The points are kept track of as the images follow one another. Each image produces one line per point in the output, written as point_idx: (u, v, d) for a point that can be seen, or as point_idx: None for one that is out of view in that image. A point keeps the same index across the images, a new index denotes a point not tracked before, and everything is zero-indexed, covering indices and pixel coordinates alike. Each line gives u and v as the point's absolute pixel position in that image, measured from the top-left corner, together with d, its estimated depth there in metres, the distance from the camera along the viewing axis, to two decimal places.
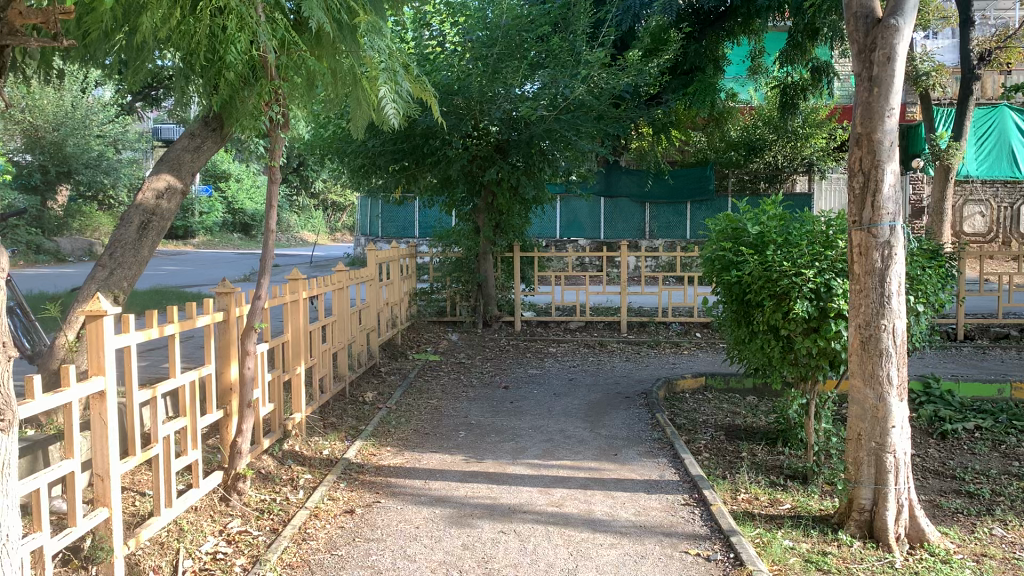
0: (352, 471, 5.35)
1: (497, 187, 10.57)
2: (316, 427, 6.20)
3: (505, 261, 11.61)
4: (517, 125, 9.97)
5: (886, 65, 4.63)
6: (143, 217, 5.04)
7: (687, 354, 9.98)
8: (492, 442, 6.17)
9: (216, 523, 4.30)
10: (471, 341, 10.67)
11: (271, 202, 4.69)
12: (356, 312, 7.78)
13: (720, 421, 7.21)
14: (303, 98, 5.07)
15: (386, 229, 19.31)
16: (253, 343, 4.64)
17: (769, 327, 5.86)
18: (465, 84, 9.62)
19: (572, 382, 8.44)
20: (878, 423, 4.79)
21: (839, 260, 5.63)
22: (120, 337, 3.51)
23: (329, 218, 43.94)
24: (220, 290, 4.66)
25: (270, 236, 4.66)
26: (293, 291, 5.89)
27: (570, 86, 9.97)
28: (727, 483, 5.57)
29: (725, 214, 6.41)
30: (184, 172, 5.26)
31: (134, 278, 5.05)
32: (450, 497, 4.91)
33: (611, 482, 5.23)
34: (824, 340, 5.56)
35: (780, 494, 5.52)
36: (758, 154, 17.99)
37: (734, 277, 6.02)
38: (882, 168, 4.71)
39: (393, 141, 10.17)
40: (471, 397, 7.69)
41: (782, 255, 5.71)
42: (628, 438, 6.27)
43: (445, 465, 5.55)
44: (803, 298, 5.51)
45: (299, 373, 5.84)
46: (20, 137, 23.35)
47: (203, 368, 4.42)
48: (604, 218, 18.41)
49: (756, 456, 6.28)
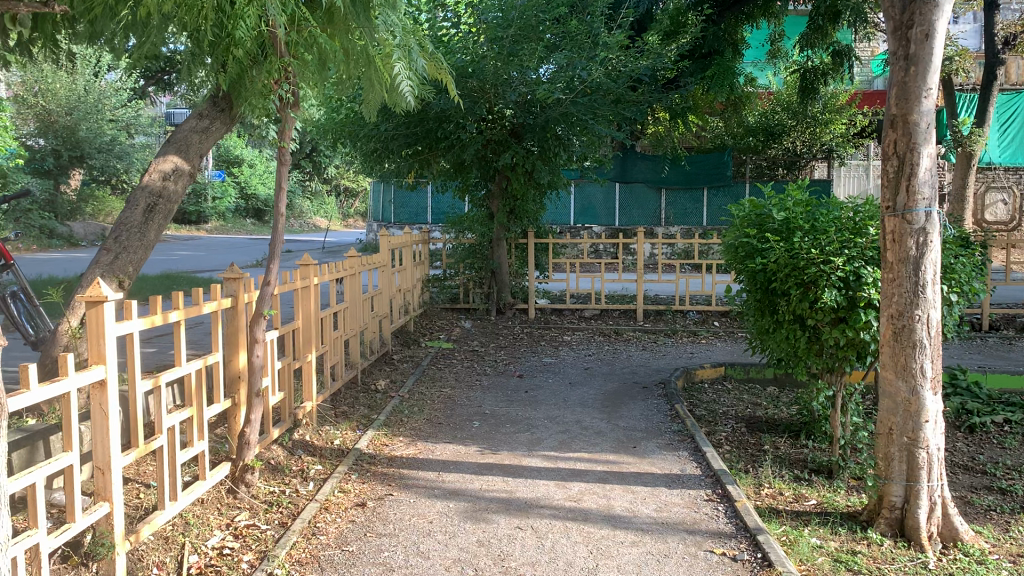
0: (364, 462, 5.20)
1: (511, 172, 10.34)
2: (327, 416, 6.06)
3: (519, 247, 11.44)
4: (533, 108, 9.79)
5: (924, 43, 4.40)
6: (149, 200, 4.88)
7: (705, 343, 9.77)
8: (506, 433, 6.01)
9: (223, 516, 4.16)
10: (484, 329, 10.51)
11: (281, 182, 4.51)
12: (368, 298, 7.61)
13: (741, 412, 7.03)
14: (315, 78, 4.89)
15: (399, 215, 19.22)
16: (262, 330, 4.46)
17: (795, 316, 5.67)
18: (479, 67, 9.40)
19: (588, 371, 8.27)
20: (910, 417, 4.59)
21: (870, 247, 5.42)
22: (122, 324, 3.35)
23: (342, 204, 43.87)
24: (228, 275, 4.49)
25: (279, 219, 4.47)
26: (303, 277, 5.72)
27: (587, 69, 9.77)
28: (750, 478, 5.40)
29: (748, 201, 6.21)
30: (192, 153, 5.08)
31: (140, 262, 4.89)
32: (465, 490, 4.75)
33: (630, 476, 5.06)
34: (853, 331, 5.36)
35: (805, 490, 5.35)
36: (778, 139, 17.88)
37: (759, 264, 5.81)
38: (918, 150, 4.49)
39: (406, 125, 9.99)
40: (485, 386, 7.53)
41: (810, 243, 5.51)
42: (647, 430, 6.09)
43: (459, 457, 5.39)
44: (832, 286, 5.31)
45: (310, 361, 5.69)
46: (33, 121, 23.39)
47: (209, 356, 4.25)
48: (619, 205, 18.20)
49: (779, 449, 6.11)
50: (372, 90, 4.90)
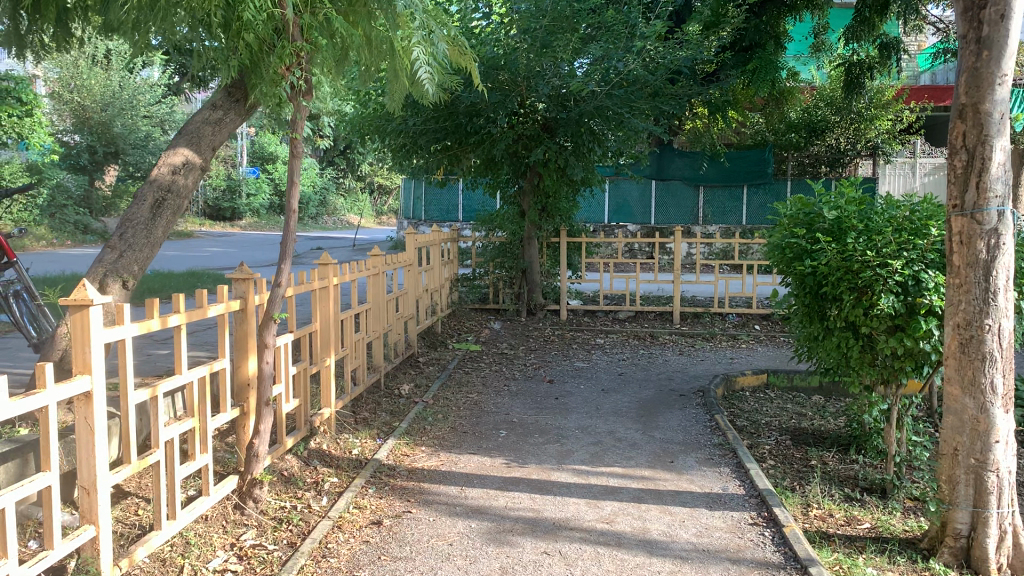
0: (383, 475, 4.89)
1: (543, 169, 10.01)
2: (347, 424, 5.77)
3: (552, 247, 11.09)
4: (567, 102, 9.44)
5: (1000, 24, 3.95)
6: (157, 194, 4.61)
7: (746, 348, 9.34)
8: (535, 443, 5.66)
9: (228, 535, 3.88)
10: (514, 330, 10.19)
11: (293, 177, 4.22)
12: (393, 299, 7.32)
13: (786, 424, 6.62)
14: (336, 69, 4.60)
15: (430, 212, 18.97)
16: (272, 335, 4.17)
17: (847, 323, 5.26)
18: (511, 59, 9.09)
19: (622, 377, 7.89)
20: (978, 437, 4.15)
21: (931, 250, 4.99)
22: (112, 330, 3.08)
23: (375, 202, 43.86)
24: (237, 276, 4.21)
25: (291, 216, 4.18)
26: (322, 277, 5.43)
27: (624, 60, 9.33)
28: (797, 497, 5.01)
29: (796, 198, 5.83)
30: (204, 147, 4.81)
31: (145, 261, 4.62)
32: (489, 509, 4.42)
33: (667, 495, 4.69)
34: (911, 340, 4.93)
35: (857, 511, 4.93)
36: (820, 136, 17.24)
37: (809, 267, 5.41)
38: (991, 143, 4.06)
39: (435, 119, 9.71)
40: (514, 391, 7.20)
41: (864, 244, 5.11)
42: (685, 443, 5.71)
43: (484, 470, 5.06)
44: (889, 292, 4.90)
45: (328, 365, 5.41)
46: (70, 118, 23.63)
47: (215, 362, 3.98)
48: (654, 202, 17.77)
49: (828, 465, 5.70)
50: (396, 80, 4.58)
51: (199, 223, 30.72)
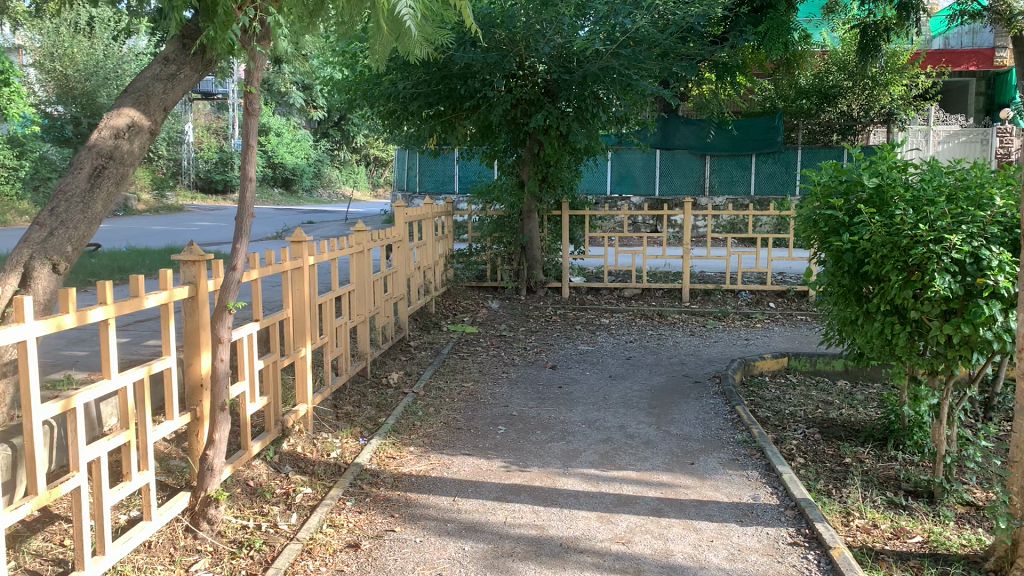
0: (364, 483, 4.27)
1: (544, 136, 9.31)
2: (327, 421, 5.14)
3: (553, 220, 10.45)
4: (571, 61, 8.70)
5: None
6: (96, 161, 3.95)
7: (761, 328, 8.73)
8: (537, 442, 5.04)
9: (175, 566, 3.27)
10: (513, 309, 9.57)
11: (249, 139, 3.57)
12: (380, 279, 6.68)
13: (812, 414, 6.01)
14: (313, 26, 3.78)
15: (424, 184, 18.30)
16: (227, 328, 3.53)
17: (891, 306, 4.64)
18: (510, 15, 8.36)
19: (630, 362, 7.28)
20: None
21: (992, 224, 4.33)
22: (4, 331, 2.43)
23: (371, 173, 43.12)
24: (186, 258, 3.55)
25: (248, 186, 3.54)
26: (295, 255, 4.78)
27: (631, 17, 8.56)
28: (835, 504, 4.41)
29: (832, 164, 5.18)
30: (153, 107, 4.14)
31: (81, 240, 3.94)
32: (484, 526, 3.80)
33: (690, 506, 4.08)
34: (970, 327, 4.27)
35: (905, 521, 4.32)
36: (831, 102, 16.57)
37: (848, 242, 4.77)
38: None
39: (426, 82, 8.98)
40: (513, 379, 6.58)
41: (914, 216, 4.45)
42: (705, 440, 5.10)
43: (480, 475, 4.45)
44: (944, 271, 4.25)
45: (303, 356, 4.77)
46: (53, 88, 22.92)
47: (157, 362, 3.33)
48: (658, 172, 17.07)
49: (865, 464, 5.08)
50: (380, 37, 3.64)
51: (191, 196, 29.96)
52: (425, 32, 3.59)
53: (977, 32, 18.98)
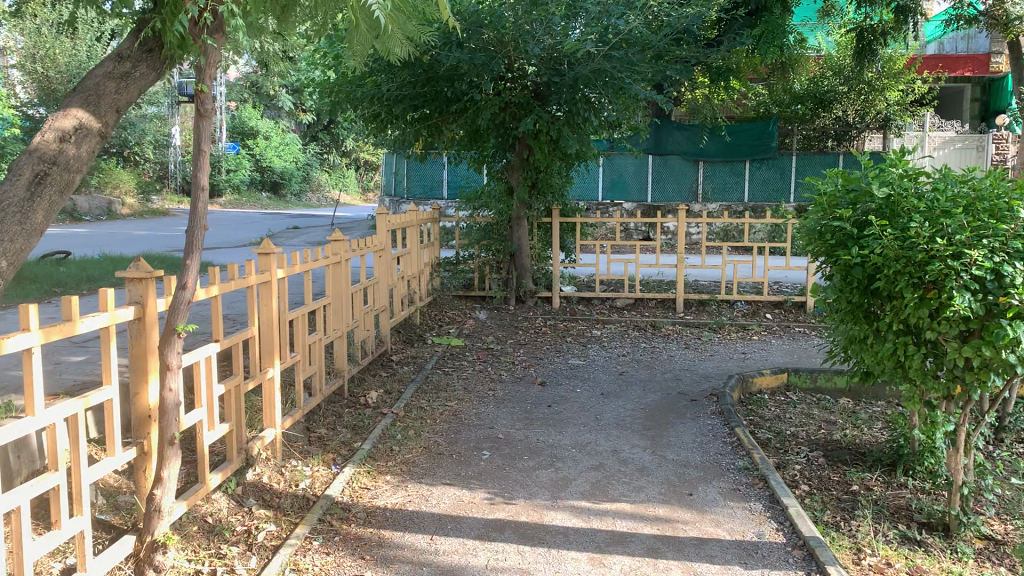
0: (334, 519, 3.91)
1: (534, 140, 9.01)
2: (296, 447, 4.77)
3: (543, 227, 10.11)
4: (560, 64, 8.34)
5: None
6: (38, 167, 3.59)
7: (759, 341, 8.42)
8: (524, 469, 4.69)
9: None
10: (501, 320, 9.24)
11: (202, 145, 3.23)
12: (359, 290, 6.30)
13: (815, 436, 5.67)
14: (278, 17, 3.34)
15: (412, 189, 17.93)
16: (176, 354, 3.17)
17: (903, 326, 4.33)
18: (498, 15, 7.98)
19: (622, 377, 6.94)
20: None
21: (1016, 238, 3.99)
22: None
23: (362, 177, 42.70)
24: (132, 275, 3.19)
25: (200, 195, 3.22)
26: (262, 269, 4.41)
27: (625, 18, 8.18)
28: (845, 539, 4.06)
29: (838, 171, 4.85)
30: (104, 107, 3.77)
31: (19, 253, 3.58)
32: (462, 570, 3.45)
33: (688, 544, 3.74)
34: (992, 349, 3.95)
35: (920, 559, 3.98)
36: (827, 108, 16.35)
37: (857, 255, 4.46)
38: None
39: (411, 84, 8.64)
40: (499, 397, 6.23)
41: (930, 229, 4.13)
42: (704, 467, 4.76)
43: (460, 509, 4.10)
44: (963, 289, 3.93)
45: (271, 378, 4.40)
46: (36, 89, 22.54)
47: (94, 394, 2.96)
48: (651, 177, 16.71)
49: (874, 492, 4.75)
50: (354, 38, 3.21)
51: (178, 200, 29.51)
52: (408, 31, 3.21)
53: (973, 36, 19.42)
